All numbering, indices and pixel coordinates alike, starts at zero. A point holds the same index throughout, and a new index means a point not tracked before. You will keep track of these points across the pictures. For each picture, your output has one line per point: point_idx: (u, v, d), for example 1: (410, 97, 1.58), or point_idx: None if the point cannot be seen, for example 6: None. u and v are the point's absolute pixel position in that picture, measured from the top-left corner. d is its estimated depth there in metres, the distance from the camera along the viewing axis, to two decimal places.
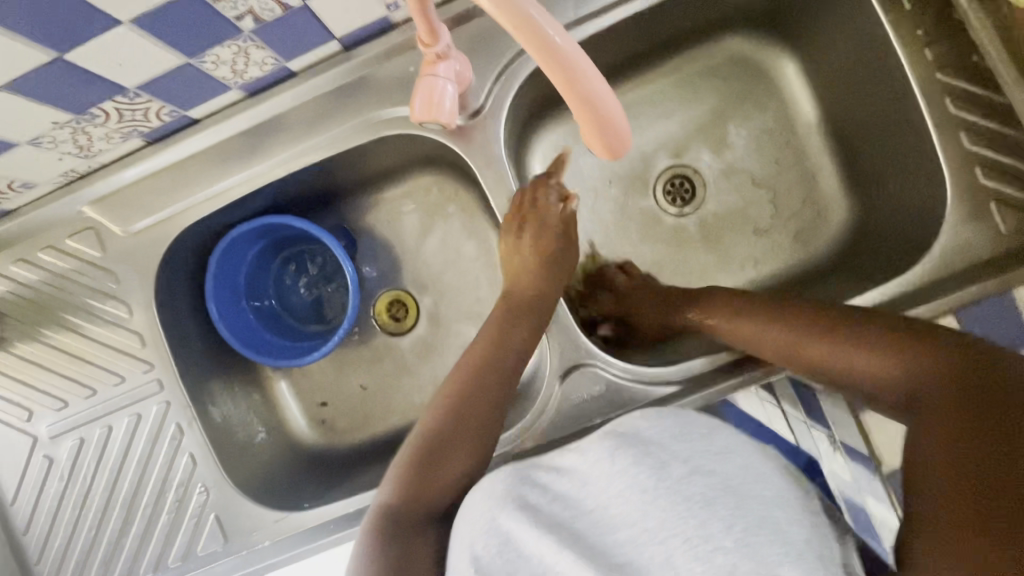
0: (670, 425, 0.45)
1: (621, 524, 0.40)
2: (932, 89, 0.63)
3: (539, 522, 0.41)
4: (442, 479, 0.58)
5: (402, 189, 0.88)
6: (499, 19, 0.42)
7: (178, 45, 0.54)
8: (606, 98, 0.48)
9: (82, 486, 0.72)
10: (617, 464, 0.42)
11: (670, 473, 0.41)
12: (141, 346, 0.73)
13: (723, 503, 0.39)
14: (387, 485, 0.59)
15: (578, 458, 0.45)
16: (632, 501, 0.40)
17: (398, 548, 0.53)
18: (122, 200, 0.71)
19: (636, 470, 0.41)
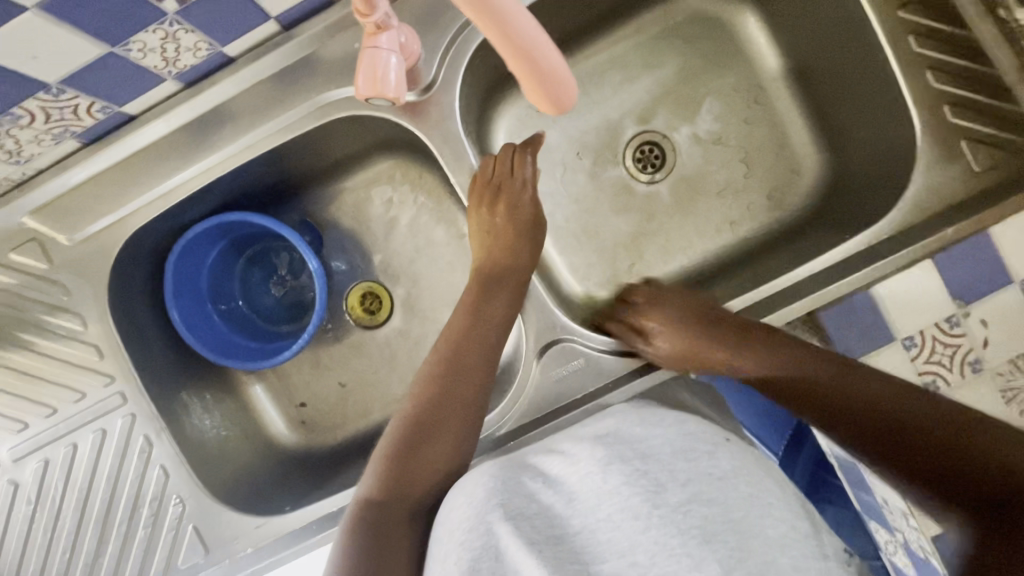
0: (674, 442, 0.46)
1: (608, 553, 0.39)
2: (895, 28, 0.61)
3: (526, 535, 0.41)
4: (425, 467, 0.56)
5: (365, 177, 0.85)
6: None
7: (96, 32, 0.50)
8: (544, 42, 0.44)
9: (52, 508, 0.69)
10: (609, 482, 0.42)
11: (664, 500, 0.41)
12: (100, 357, 0.70)
13: (719, 542, 0.38)
14: (368, 478, 0.57)
15: (571, 473, 0.45)
16: (622, 530, 0.40)
17: (375, 547, 0.51)
18: (64, 207, 0.67)
19: (631, 493, 0.41)
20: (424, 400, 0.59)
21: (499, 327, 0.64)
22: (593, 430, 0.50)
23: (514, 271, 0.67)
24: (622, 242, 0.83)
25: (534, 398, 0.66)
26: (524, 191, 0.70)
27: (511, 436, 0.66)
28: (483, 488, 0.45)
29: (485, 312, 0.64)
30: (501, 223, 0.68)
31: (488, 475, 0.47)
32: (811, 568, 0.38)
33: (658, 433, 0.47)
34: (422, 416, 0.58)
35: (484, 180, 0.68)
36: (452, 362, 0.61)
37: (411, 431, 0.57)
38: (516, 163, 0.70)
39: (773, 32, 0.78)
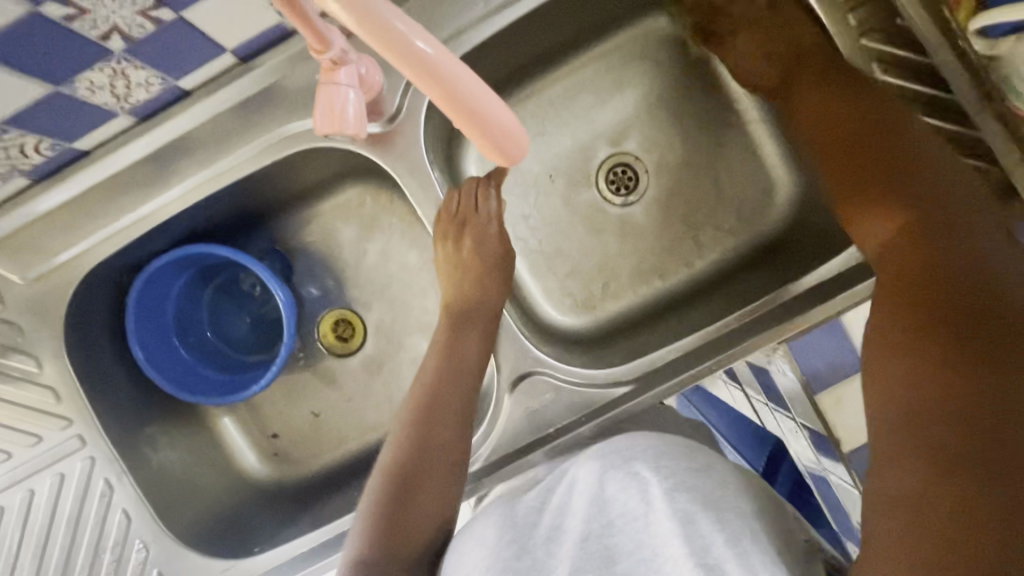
0: (651, 448, 0.49)
1: (621, 554, 0.42)
2: (858, 56, 0.62)
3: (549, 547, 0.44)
4: (416, 518, 0.54)
5: (335, 202, 0.83)
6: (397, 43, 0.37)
7: (37, 72, 0.48)
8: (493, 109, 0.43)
9: (8, 557, 0.66)
10: (606, 489, 0.46)
11: (653, 494, 0.44)
12: (57, 400, 0.67)
13: (705, 517, 0.42)
14: (355, 537, 0.54)
15: (570, 489, 0.49)
16: (628, 526, 0.43)
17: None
18: (16, 245, 0.65)
19: (627, 491, 0.45)
20: (405, 449, 0.58)
21: (476, 363, 0.63)
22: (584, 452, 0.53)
23: (484, 300, 0.66)
24: (597, 265, 0.82)
25: (505, 436, 0.65)
26: (490, 224, 0.68)
27: (484, 473, 0.65)
28: (495, 528, 0.48)
29: (460, 349, 0.63)
30: (470, 257, 0.67)
31: (497, 515, 0.50)
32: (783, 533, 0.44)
33: (639, 442, 0.51)
34: (405, 465, 0.57)
35: (449, 215, 0.67)
36: (431, 405, 0.60)
37: (396, 482, 0.56)
38: (481, 196, 0.69)
39: None
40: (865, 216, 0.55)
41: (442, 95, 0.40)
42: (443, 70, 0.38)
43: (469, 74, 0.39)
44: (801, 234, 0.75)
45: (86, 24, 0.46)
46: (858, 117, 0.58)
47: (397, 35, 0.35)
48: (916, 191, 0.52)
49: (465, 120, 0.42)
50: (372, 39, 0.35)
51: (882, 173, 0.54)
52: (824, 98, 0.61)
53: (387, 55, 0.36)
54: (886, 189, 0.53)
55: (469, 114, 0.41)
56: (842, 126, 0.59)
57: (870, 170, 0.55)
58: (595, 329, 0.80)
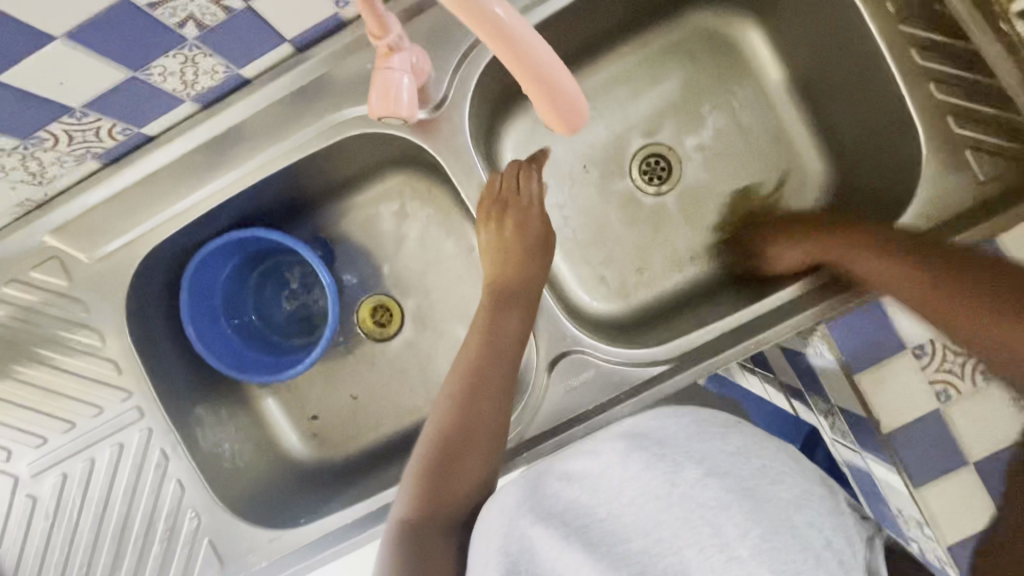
0: (688, 423, 0.45)
1: (635, 535, 0.38)
2: (897, 42, 0.62)
3: (560, 528, 0.40)
4: (460, 485, 0.56)
5: (375, 192, 0.86)
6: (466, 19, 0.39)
7: (119, 58, 0.52)
8: (559, 77, 0.45)
9: (70, 523, 0.70)
10: (630, 469, 0.42)
11: (683, 476, 0.40)
12: (118, 373, 0.71)
13: (736, 507, 0.38)
14: (402, 500, 0.57)
15: (593, 467, 0.44)
16: (648, 506, 0.39)
17: (420, 552, 0.52)
18: (84, 226, 0.69)
19: (650, 475, 0.40)
20: (451, 419, 0.60)
21: (518, 340, 0.64)
22: (617, 430, 0.47)
23: (525, 283, 0.68)
24: (630, 254, 0.83)
25: (547, 411, 0.67)
26: (529, 207, 0.70)
27: (525, 449, 0.66)
28: (513, 498, 0.45)
29: (503, 327, 0.65)
30: (511, 238, 0.69)
31: (518, 485, 0.47)
32: (824, 525, 0.39)
33: (675, 421, 0.46)
34: (450, 435, 0.59)
35: (491, 196, 0.69)
36: (476, 380, 0.62)
37: (440, 450, 0.58)
38: (522, 176, 0.71)
39: (776, 46, 0.79)
40: (970, 317, 0.53)
41: (515, 59, 0.42)
42: (514, 29, 0.40)
43: (539, 41, 0.41)
44: None
45: (166, 12, 0.50)
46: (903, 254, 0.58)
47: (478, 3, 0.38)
48: (982, 278, 0.54)
49: (532, 84, 0.45)
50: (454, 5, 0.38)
51: (948, 276, 0.55)
52: (853, 246, 0.62)
53: (469, 21, 0.39)
54: (961, 280, 0.54)
55: (537, 78, 0.44)
56: (895, 255, 0.59)
57: (942, 271, 0.56)
58: (629, 315, 0.82)
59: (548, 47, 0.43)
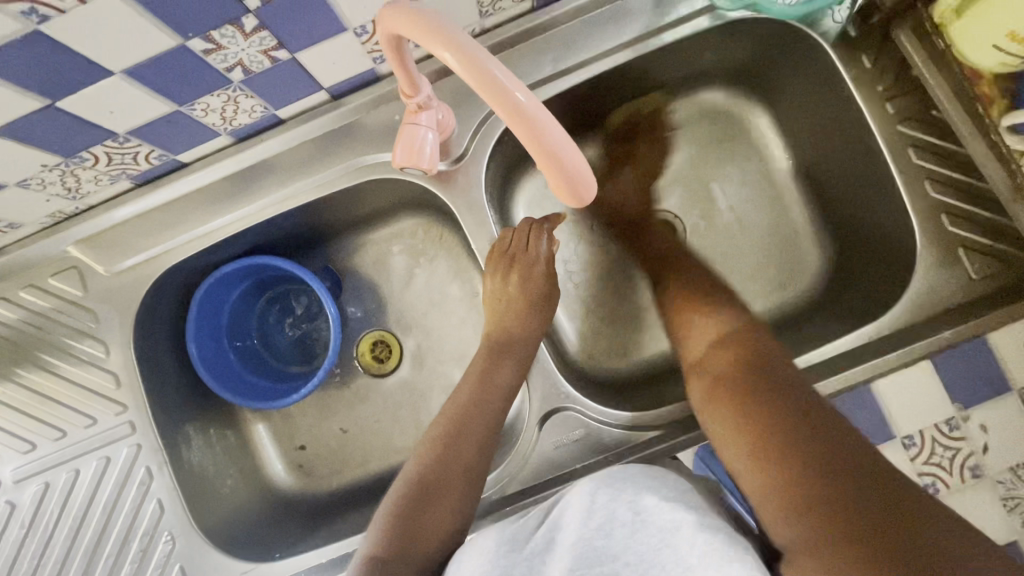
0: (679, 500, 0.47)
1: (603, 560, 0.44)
2: (895, 139, 0.66)
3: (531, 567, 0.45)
4: (434, 527, 0.57)
5: (388, 232, 0.89)
6: (495, 109, 0.41)
7: (170, 94, 0.56)
8: (582, 169, 0.45)
9: (44, 534, 0.70)
10: (594, 502, 0.48)
11: (643, 504, 0.46)
12: (116, 386, 0.71)
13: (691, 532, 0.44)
14: (373, 534, 0.57)
15: (563, 502, 0.50)
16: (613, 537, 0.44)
17: None
18: (109, 240, 0.72)
19: (614, 503, 0.47)
20: (431, 458, 0.61)
21: (508, 390, 0.66)
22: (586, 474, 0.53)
23: (523, 334, 0.70)
24: (630, 314, 0.85)
25: (532, 468, 0.67)
26: (538, 261, 0.73)
27: (509, 503, 0.66)
28: (493, 542, 0.50)
29: (494, 377, 0.67)
30: (515, 292, 0.71)
31: (492, 533, 0.51)
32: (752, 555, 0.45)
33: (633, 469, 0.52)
34: (427, 477, 0.60)
35: (501, 249, 0.72)
36: (462, 423, 0.63)
37: (417, 489, 0.59)
38: (533, 235, 0.73)
39: (783, 132, 0.83)
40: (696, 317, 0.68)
41: (533, 141, 0.43)
42: (537, 119, 0.41)
43: (554, 121, 0.42)
44: (833, 304, 0.78)
45: (218, 58, 0.53)
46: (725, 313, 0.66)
47: (494, 78, 0.40)
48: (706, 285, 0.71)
49: (544, 162, 0.44)
50: (469, 77, 0.40)
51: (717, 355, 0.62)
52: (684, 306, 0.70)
53: (483, 94, 0.40)
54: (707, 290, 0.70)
55: (550, 157, 0.43)
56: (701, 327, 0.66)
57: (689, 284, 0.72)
58: (624, 374, 0.83)
59: (573, 139, 0.44)
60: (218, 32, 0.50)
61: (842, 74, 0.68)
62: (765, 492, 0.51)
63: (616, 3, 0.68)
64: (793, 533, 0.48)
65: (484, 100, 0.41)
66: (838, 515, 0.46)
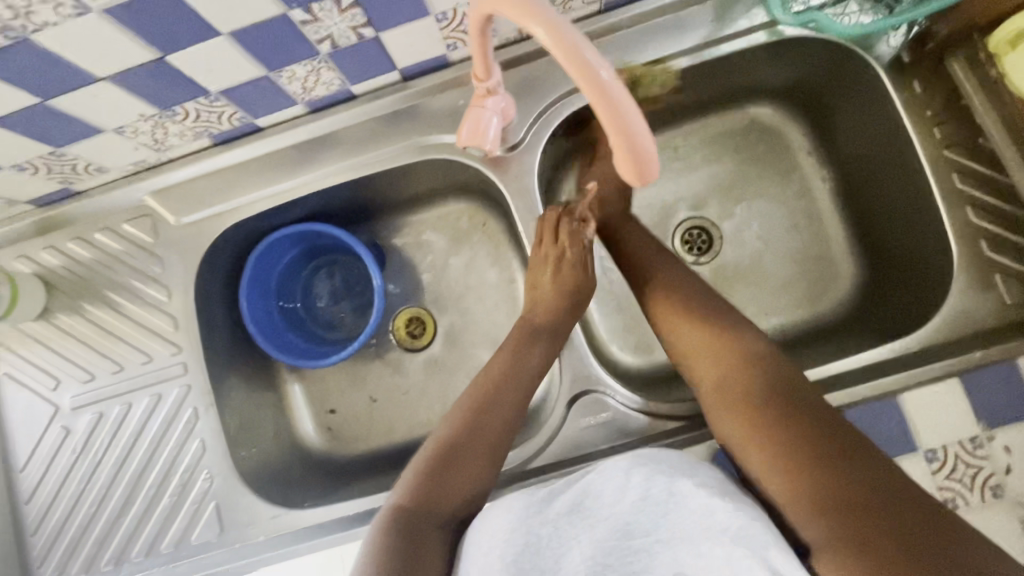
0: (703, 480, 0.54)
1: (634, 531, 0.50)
2: (941, 163, 0.68)
3: (562, 525, 0.52)
4: (457, 490, 0.62)
5: (434, 214, 0.93)
6: (581, 85, 0.44)
7: (265, 59, 0.60)
8: (648, 147, 0.49)
9: (93, 460, 0.75)
10: (631, 482, 0.53)
11: (678, 489, 0.52)
12: (174, 328, 0.76)
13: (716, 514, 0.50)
14: (402, 486, 0.63)
15: (597, 479, 0.55)
16: (650, 517, 0.50)
17: (408, 543, 0.57)
18: (182, 193, 0.77)
19: (651, 486, 0.52)
20: (460, 425, 0.65)
21: (536, 370, 0.69)
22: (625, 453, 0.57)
23: (557, 320, 0.72)
24: None
25: (563, 442, 0.70)
26: (572, 248, 0.73)
27: (534, 474, 0.69)
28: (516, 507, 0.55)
29: (525, 357, 0.70)
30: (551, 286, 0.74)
31: (523, 496, 0.56)
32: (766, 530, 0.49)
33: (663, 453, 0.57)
34: (456, 442, 0.64)
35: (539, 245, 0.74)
36: (493, 396, 0.67)
37: (444, 451, 0.64)
38: (563, 222, 0.73)
39: (828, 152, 0.85)
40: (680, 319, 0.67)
41: (609, 119, 0.47)
42: (617, 100, 0.45)
43: (631, 101, 0.46)
44: (865, 322, 0.79)
45: (313, 30, 0.58)
46: (720, 340, 0.63)
47: (583, 58, 0.43)
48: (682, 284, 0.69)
49: (616, 138, 0.48)
50: (560, 54, 0.43)
51: (728, 374, 0.61)
52: (663, 307, 0.68)
53: (571, 71, 0.44)
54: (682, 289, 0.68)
55: (622, 132, 0.47)
56: (697, 349, 0.64)
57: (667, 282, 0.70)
58: (649, 370, 0.85)
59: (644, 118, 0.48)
60: (318, 5, 0.55)
61: (892, 98, 0.70)
62: (789, 495, 0.52)
63: (678, 14, 0.71)
64: (823, 535, 0.50)
65: (571, 75, 0.44)
66: (855, 516, 0.49)
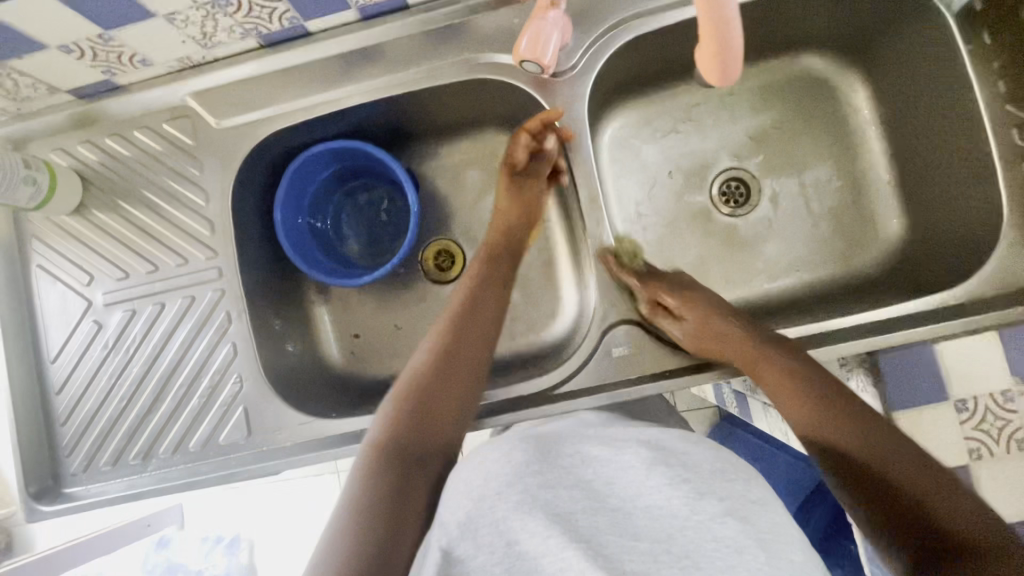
0: (736, 483, 0.47)
1: (643, 535, 0.43)
2: (1000, 118, 0.66)
3: (557, 503, 0.44)
4: (437, 423, 0.61)
5: (471, 146, 0.92)
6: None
7: None
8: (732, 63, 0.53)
9: (123, 358, 0.75)
10: (652, 481, 0.46)
11: (702, 507, 0.44)
12: (210, 233, 0.76)
13: (751, 554, 0.41)
14: (380, 425, 0.60)
15: (612, 464, 0.48)
16: (659, 522, 0.43)
17: (396, 484, 0.55)
18: (223, 96, 0.76)
19: (673, 493, 0.45)
20: (435, 358, 0.64)
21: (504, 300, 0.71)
22: (643, 438, 0.52)
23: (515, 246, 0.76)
24: (691, 263, 0.88)
25: (592, 368, 0.71)
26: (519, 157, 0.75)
27: (563, 399, 0.71)
28: (522, 452, 0.49)
29: (495, 286, 0.71)
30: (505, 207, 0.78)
31: (528, 446, 0.51)
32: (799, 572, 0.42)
33: (694, 452, 0.50)
34: (432, 376, 0.63)
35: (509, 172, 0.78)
36: (461, 331, 0.66)
37: (421, 385, 0.62)
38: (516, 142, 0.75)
39: (880, 109, 0.83)
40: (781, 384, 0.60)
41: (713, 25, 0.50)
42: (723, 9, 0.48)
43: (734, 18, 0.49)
44: (900, 281, 0.79)
45: None
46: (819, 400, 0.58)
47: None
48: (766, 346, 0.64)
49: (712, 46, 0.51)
50: None
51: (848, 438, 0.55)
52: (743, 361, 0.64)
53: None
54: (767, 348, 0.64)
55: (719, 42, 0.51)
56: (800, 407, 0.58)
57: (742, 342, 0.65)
58: None
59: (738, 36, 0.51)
60: None
61: (959, 49, 0.68)
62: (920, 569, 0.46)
63: None
64: None
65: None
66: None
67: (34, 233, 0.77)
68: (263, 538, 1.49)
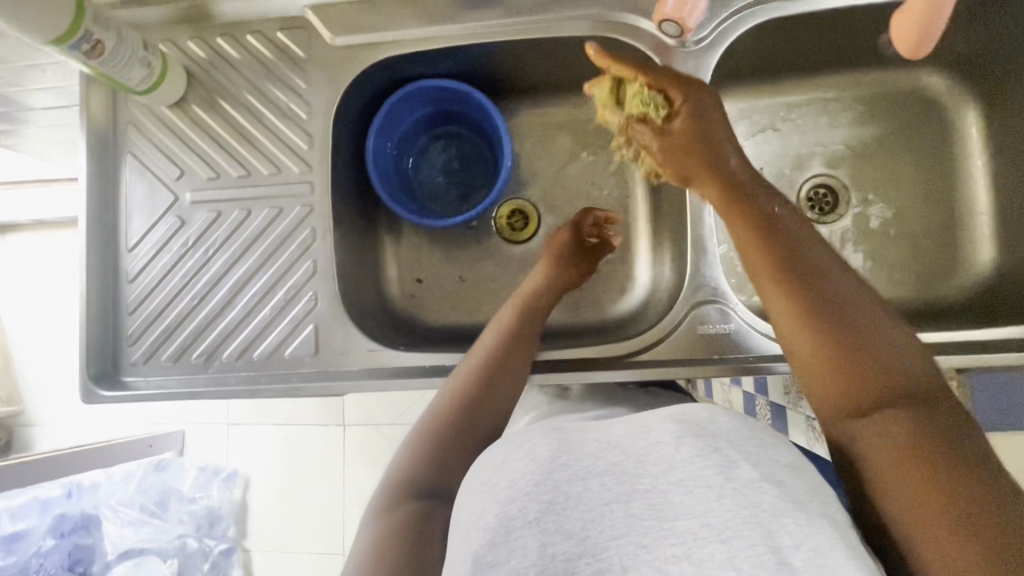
0: (784, 459, 0.40)
1: (680, 513, 0.35)
2: None
3: (594, 492, 0.37)
4: (452, 473, 0.57)
5: (565, 111, 0.91)
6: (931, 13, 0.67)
7: None
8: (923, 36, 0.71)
9: (200, 258, 0.75)
10: (682, 453, 0.39)
11: (736, 474, 0.37)
12: (307, 146, 0.75)
13: (790, 516, 0.35)
14: (408, 466, 0.57)
15: (638, 441, 0.41)
16: (693, 496, 0.36)
17: (413, 534, 0.50)
18: (345, 13, 0.75)
19: (704, 462, 0.38)
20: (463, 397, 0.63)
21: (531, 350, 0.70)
22: (665, 412, 0.44)
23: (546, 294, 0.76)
24: None
25: (673, 340, 0.71)
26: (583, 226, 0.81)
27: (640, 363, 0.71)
28: (546, 447, 0.41)
29: (525, 330, 0.71)
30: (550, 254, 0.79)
31: (549, 437, 0.43)
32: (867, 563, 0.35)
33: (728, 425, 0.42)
34: (459, 418, 0.61)
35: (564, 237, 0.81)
36: (487, 373, 0.66)
37: (449, 426, 0.60)
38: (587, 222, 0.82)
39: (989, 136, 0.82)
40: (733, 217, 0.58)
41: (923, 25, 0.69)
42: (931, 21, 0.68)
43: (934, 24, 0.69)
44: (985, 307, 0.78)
45: None
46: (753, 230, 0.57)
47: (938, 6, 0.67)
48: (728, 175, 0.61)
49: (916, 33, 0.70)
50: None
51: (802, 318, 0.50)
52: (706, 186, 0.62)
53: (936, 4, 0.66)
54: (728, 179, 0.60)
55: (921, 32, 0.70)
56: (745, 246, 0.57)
57: (703, 166, 0.63)
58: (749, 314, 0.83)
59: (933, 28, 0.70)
60: None
61: None
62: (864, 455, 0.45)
63: None
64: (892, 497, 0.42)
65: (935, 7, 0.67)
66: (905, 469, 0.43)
67: (129, 120, 0.76)
68: (261, 475, 1.48)
